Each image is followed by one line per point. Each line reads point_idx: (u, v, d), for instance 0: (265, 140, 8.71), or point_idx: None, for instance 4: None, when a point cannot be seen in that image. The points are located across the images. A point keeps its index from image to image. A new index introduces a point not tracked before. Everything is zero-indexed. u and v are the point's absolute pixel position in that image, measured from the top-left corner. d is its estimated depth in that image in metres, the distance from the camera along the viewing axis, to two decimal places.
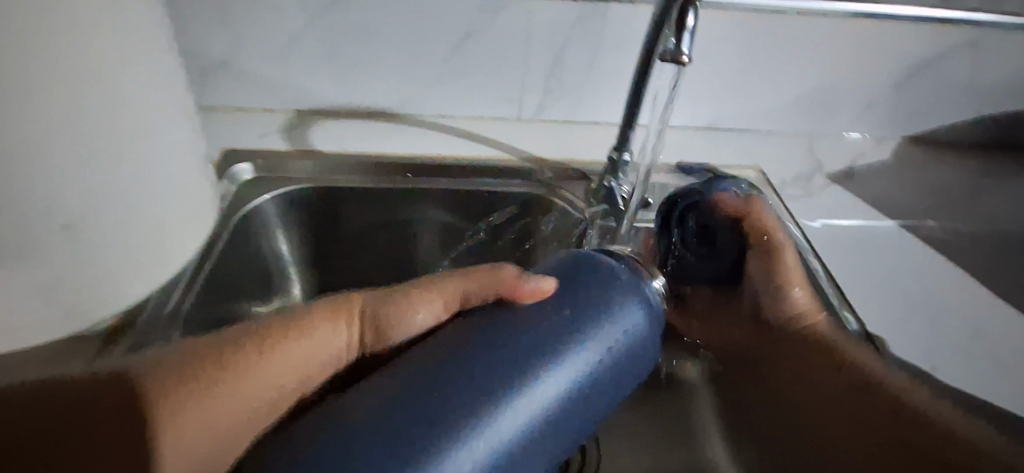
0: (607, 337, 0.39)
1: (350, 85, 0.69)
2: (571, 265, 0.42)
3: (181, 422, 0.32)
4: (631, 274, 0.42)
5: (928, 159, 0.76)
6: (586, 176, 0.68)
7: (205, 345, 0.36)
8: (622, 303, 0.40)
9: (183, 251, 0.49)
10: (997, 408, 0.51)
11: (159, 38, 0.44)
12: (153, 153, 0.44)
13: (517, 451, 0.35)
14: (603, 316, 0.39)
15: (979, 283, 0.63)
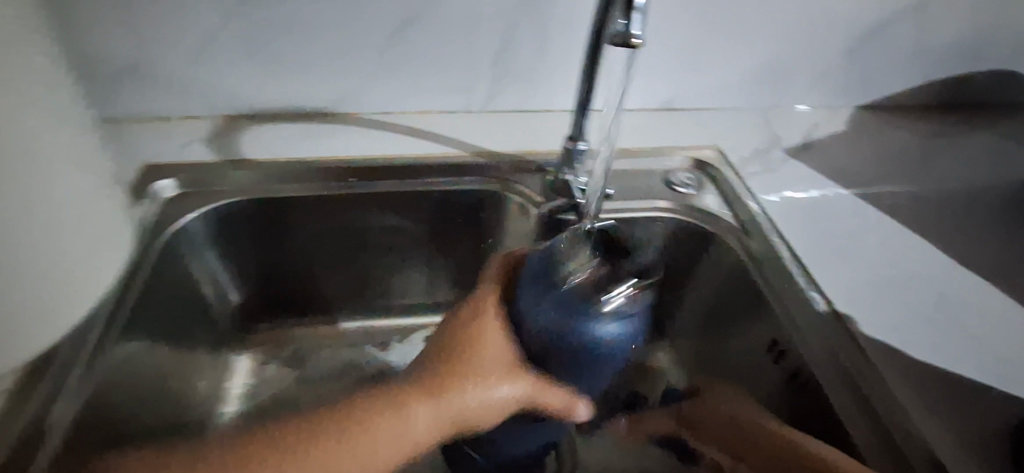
0: (581, 347, 0.41)
1: (281, 86, 0.64)
2: (538, 279, 0.43)
3: None
4: (577, 300, 0.41)
5: (882, 127, 0.76)
6: (544, 168, 0.65)
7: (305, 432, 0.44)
8: (589, 317, 0.40)
9: (82, 285, 0.44)
10: (969, 379, 0.50)
11: (22, 47, 0.38)
12: (25, 182, 0.38)
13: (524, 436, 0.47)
14: (568, 337, 0.40)
15: (941, 249, 0.63)
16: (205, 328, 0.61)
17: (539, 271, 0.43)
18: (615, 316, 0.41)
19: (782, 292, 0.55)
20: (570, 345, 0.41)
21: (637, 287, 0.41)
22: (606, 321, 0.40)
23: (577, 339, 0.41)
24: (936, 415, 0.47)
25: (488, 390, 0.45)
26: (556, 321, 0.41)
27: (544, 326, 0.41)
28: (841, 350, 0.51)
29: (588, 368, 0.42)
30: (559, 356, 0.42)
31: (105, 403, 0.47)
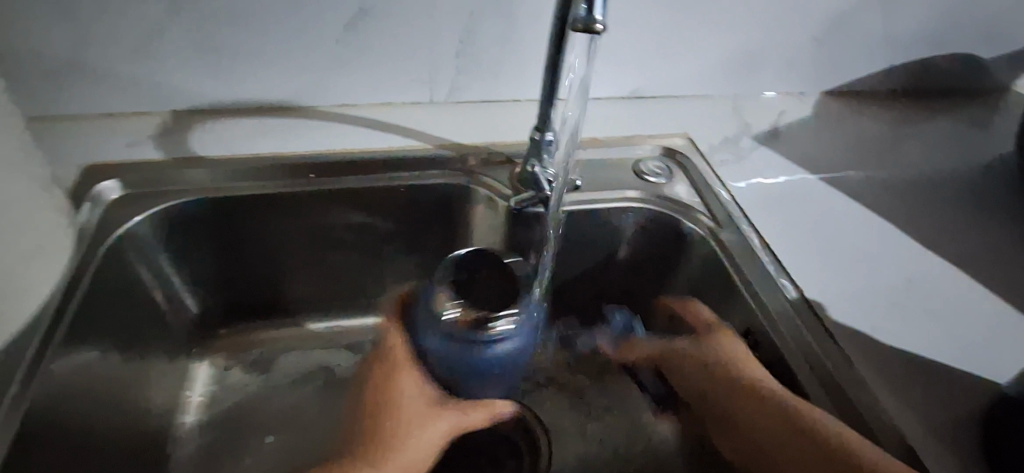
0: (471, 366, 0.48)
1: (233, 78, 0.61)
2: (426, 318, 0.48)
3: None
4: (463, 331, 0.46)
5: (847, 112, 0.76)
6: (511, 159, 0.63)
7: None
8: (475, 347, 0.47)
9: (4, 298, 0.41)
10: (934, 361, 0.51)
11: None
12: None
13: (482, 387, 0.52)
14: (460, 357, 0.47)
15: (907, 233, 0.63)
16: (161, 336, 0.58)
17: (425, 309, 0.48)
18: (501, 337, 0.47)
19: (753, 281, 0.55)
20: (462, 368, 0.48)
21: (515, 314, 0.47)
22: (491, 346, 0.47)
23: (466, 363, 0.48)
24: (904, 398, 0.48)
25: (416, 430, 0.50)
26: (446, 351, 0.47)
27: (438, 357, 0.48)
28: (811, 336, 0.51)
29: (483, 376, 0.49)
30: (455, 371, 0.49)
31: (47, 420, 0.44)
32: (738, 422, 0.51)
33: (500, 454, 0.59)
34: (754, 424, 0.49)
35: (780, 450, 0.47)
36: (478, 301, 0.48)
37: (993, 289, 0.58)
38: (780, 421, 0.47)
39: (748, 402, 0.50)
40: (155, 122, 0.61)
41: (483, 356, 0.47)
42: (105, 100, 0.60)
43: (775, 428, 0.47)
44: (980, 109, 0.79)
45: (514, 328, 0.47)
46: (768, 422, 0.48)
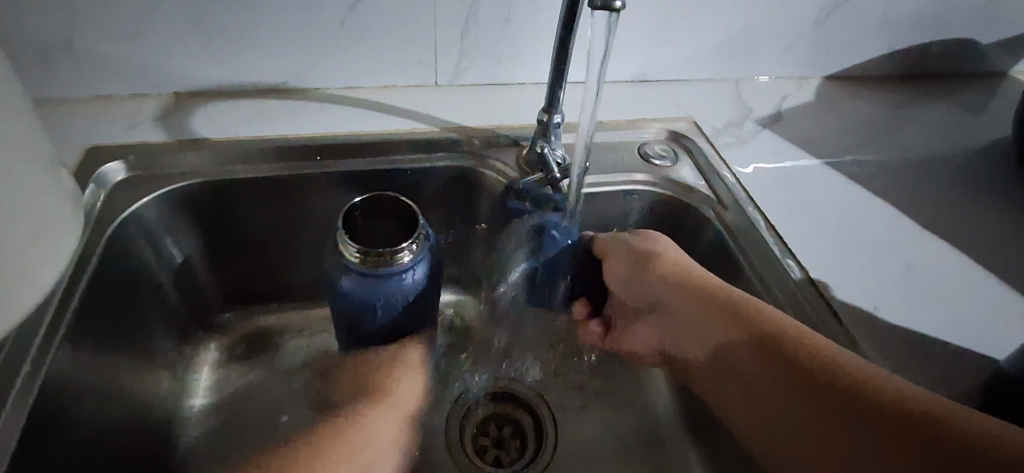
0: (381, 301, 0.48)
1: (234, 59, 0.60)
2: (336, 259, 0.47)
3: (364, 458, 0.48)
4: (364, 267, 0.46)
5: (847, 96, 0.77)
6: (518, 142, 0.63)
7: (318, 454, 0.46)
8: (378, 280, 0.46)
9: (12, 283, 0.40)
10: (933, 338, 0.52)
11: None
12: None
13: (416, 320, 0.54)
14: (370, 291, 0.47)
15: (906, 215, 0.64)
16: (168, 320, 0.58)
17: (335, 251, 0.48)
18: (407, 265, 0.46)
19: (757, 262, 0.56)
20: (372, 306, 0.48)
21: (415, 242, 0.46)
22: (397, 278, 0.47)
23: (376, 299, 0.47)
24: (904, 373, 0.49)
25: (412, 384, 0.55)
26: (355, 290, 0.47)
27: (345, 296, 0.48)
28: (817, 315, 0.52)
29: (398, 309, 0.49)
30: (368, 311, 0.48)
31: (58, 406, 0.44)
32: (746, 373, 0.48)
33: (505, 435, 0.63)
34: (765, 370, 0.47)
35: (772, 370, 0.47)
36: (374, 241, 0.49)
37: (988, 270, 0.60)
38: (800, 366, 0.45)
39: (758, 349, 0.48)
40: (156, 104, 0.61)
41: (390, 291, 0.47)
42: (104, 81, 0.59)
43: (794, 374, 0.45)
44: (977, 92, 0.80)
45: (416, 256, 0.47)
46: (783, 364, 0.46)
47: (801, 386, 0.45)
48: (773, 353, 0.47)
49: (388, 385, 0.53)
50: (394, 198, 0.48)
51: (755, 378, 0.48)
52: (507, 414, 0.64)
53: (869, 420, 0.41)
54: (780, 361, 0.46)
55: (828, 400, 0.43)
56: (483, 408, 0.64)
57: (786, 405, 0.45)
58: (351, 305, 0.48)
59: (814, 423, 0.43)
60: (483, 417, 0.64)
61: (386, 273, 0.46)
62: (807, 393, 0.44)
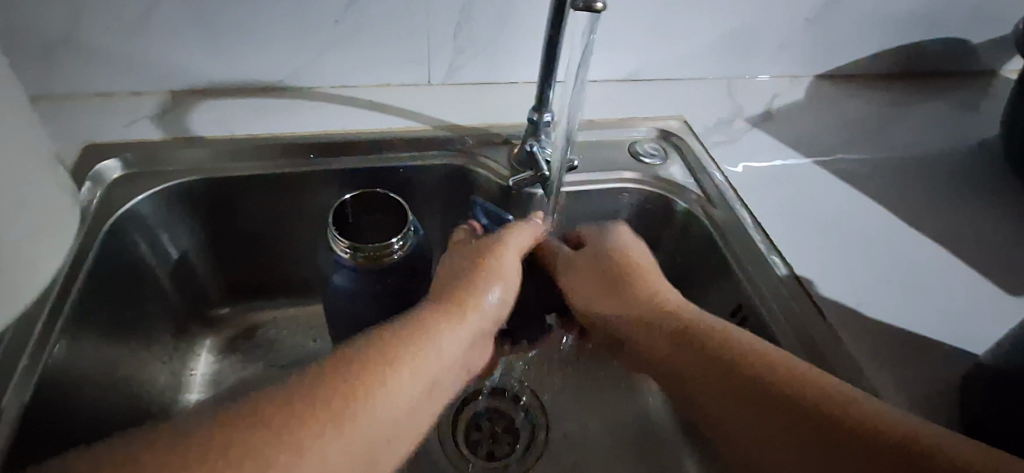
0: (371, 297, 0.49)
1: (230, 59, 0.61)
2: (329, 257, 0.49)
3: (363, 418, 0.36)
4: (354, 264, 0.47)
5: (838, 95, 0.77)
6: (510, 140, 0.64)
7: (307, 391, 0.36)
8: (368, 277, 0.47)
9: (15, 276, 0.42)
10: (917, 335, 0.53)
11: None
12: None
13: None
14: (362, 287, 0.48)
15: (894, 214, 0.65)
16: (165, 314, 0.58)
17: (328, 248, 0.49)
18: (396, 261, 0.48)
19: (744, 259, 0.56)
20: (363, 302, 0.49)
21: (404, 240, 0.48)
22: (386, 274, 0.48)
23: (367, 295, 0.49)
24: (887, 368, 0.50)
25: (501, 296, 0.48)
26: (346, 285, 0.48)
27: (338, 291, 0.49)
28: (803, 311, 0.53)
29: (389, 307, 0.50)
30: (360, 309, 0.50)
31: (54, 398, 0.45)
32: (709, 400, 0.46)
33: (496, 430, 0.65)
34: (725, 397, 0.44)
35: (727, 399, 0.44)
36: (369, 237, 0.51)
37: (974, 267, 0.60)
38: (775, 400, 0.42)
39: (718, 376, 0.45)
40: (153, 102, 0.62)
41: (380, 288, 0.48)
42: (102, 78, 0.60)
43: (754, 401, 0.43)
44: (968, 92, 0.81)
45: (405, 253, 0.48)
46: (748, 393, 0.43)
47: (773, 415, 0.42)
48: (732, 379, 0.44)
49: (469, 305, 0.45)
50: (383, 194, 0.49)
51: (724, 409, 0.45)
52: (497, 409, 0.66)
53: (845, 454, 0.38)
54: (747, 391, 0.43)
55: (790, 431, 0.40)
56: (476, 404, 0.66)
57: (760, 438, 0.42)
58: (344, 300, 0.50)
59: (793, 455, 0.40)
60: (475, 413, 0.65)
61: (376, 270, 0.47)
62: (770, 420, 0.42)
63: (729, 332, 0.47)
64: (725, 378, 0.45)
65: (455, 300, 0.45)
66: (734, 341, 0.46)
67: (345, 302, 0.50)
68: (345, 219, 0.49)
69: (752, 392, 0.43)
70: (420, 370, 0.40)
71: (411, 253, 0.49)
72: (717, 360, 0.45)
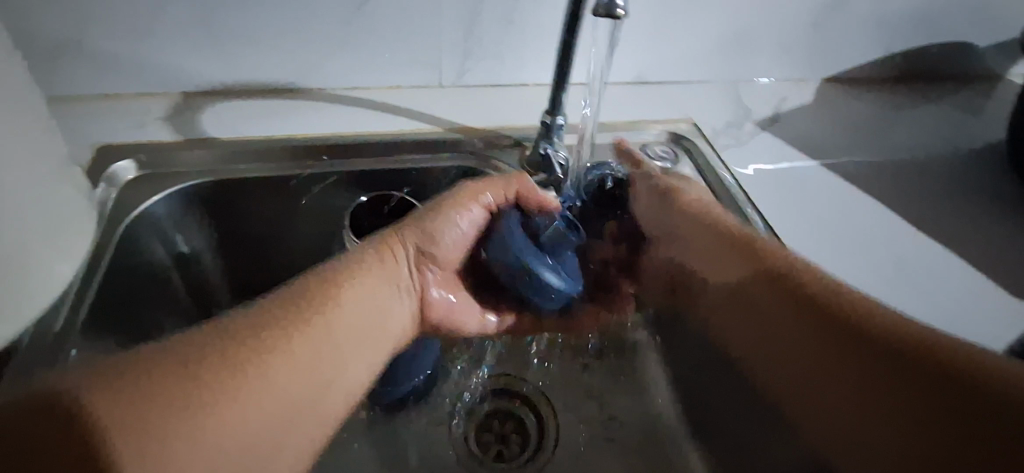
0: None
1: (240, 61, 0.61)
2: None
3: (272, 372, 0.37)
4: None
5: (845, 98, 0.78)
6: (520, 143, 0.64)
7: (211, 340, 0.37)
8: None
9: (34, 275, 0.42)
10: None
11: None
12: None
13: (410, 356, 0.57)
14: None
15: (903, 217, 0.65)
16: (177, 315, 0.58)
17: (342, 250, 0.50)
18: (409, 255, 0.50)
19: None
20: None
21: None
22: None
23: None
24: None
25: (462, 233, 0.51)
26: None
27: None
28: None
29: None
30: None
31: None
32: (772, 329, 0.46)
33: (507, 431, 0.65)
34: (795, 328, 0.45)
35: (793, 333, 0.45)
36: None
37: (982, 270, 0.61)
38: (853, 332, 0.42)
39: (800, 304, 0.45)
40: (165, 103, 0.62)
41: None
42: (114, 80, 0.60)
43: (826, 333, 0.43)
44: (973, 96, 0.81)
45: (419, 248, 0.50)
46: (828, 322, 0.43)
47: (844, 343, 0.42)
48: (805, 307, 0.44)
49: (391, 255, 0.47)
50: (400, 201, 0.53)
51: (794, 333, 0.45)
52: (507, 409, 0.66)
53: (903, 386, 0.39)
54: (825, 319, 0.43)
55: (858, 364, 0.41)
56: (487, 404, 0.66)
57: (819, 363, 0.43)
58: None
59: (858, 380, 0.41)
60: (484, 415, 0.66)
61: None
62: (836, 356, 0.42)
63: (810, 272, 0.46)
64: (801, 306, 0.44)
65: (381, 254, 0.47)
66: (810, 275, 0.45)
67: None
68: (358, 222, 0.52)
69: (834, 319, 0.43)
70: (355, 308, 0.43)
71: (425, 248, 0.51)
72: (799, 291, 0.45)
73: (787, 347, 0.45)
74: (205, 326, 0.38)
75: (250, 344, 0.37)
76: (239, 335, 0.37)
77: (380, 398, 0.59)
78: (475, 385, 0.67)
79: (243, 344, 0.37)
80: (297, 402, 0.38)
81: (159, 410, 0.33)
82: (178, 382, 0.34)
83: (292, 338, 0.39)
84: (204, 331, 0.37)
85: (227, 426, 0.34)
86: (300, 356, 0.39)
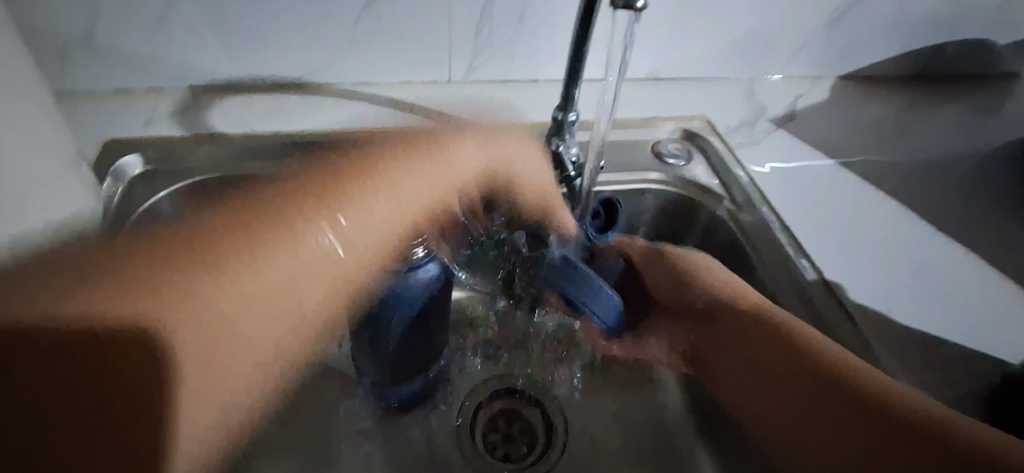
0: (393, 300, 0.48)
1: (249, 56, 0.60)
2: None
3: (221, 297, 0.38)
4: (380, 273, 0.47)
5: (861, 96, 0.76)
6: (531, 140, 0.63)
7: (181, 237, 0.38)
8: (394, 276, 0.47)
9: None
10: (946, 341, 0.52)
11: None
12: None
13: (418, 353, 0.55)
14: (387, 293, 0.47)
15: (920, 216, 0.64)
16: None
17: None
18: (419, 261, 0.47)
19: (770, 264, 0.55)
20: (386, 304, 0.48)
21: None
22: (414, 274, 0.47)
23: (392, 297, 0.48)
24: (915, 373, 0.50)
25: (466, 168, 0.53)
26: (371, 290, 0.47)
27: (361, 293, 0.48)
28: (830, 315, 0.52)
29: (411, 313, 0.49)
30: (381, 316, 0.49)
31: None
32: (774, 387, 0.49)
33: (514, 431, 0.65)
34: (794, 386, 0.48)
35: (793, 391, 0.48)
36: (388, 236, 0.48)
37: (1003, 272, 0.59)
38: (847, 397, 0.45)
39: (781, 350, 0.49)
40: (171, 99, 0.61)
41: (404, 287, 0.47)
42: (121, 74, 0.59)
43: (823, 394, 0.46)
44: (992, 95, 0.79)
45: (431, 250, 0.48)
46: (808, 367, 0.47)
47: (823, 384, 0.46)
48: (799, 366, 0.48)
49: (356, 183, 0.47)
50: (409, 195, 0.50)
51: (790, 391, 0.48)
52: (513, 409, 0.66)
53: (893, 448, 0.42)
54: (807, 365, 0.47)
55: (852, 427, 0.45)
56: (494, 404, 0.66)
57: (815, 425, 0.47)
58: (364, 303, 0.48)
59: (830, 414, 0.46)
60: (491, 415, 0.65)
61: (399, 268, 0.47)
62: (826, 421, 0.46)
63: (786, 317, 0.50)
64: (780, 348, 0.49)
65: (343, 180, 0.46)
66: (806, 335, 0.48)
67: (373, 307, 0.48)
68: None
69: (829, 383, 0.46)
70: (323, 242, 0.44)
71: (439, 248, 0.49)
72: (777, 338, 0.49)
73: (783, 406, 0.49)
74: (185, 223, 0.40)
75: (195, 257, 0.38)
76: (190, 256, 0.38)
77: (385, 398, 0.60)
78: (481, 384, 0.67)
79: (186, 258, 0.38)
80: (260, 337, 0.41)
81: (129, 293, 0.35)
82: (134, 302, 0.35)
83: (241, 257, 0.40)
84: (174, 229, 0.39)
85: (189, 340, 0.36)
86: (272, 274, 0.41)
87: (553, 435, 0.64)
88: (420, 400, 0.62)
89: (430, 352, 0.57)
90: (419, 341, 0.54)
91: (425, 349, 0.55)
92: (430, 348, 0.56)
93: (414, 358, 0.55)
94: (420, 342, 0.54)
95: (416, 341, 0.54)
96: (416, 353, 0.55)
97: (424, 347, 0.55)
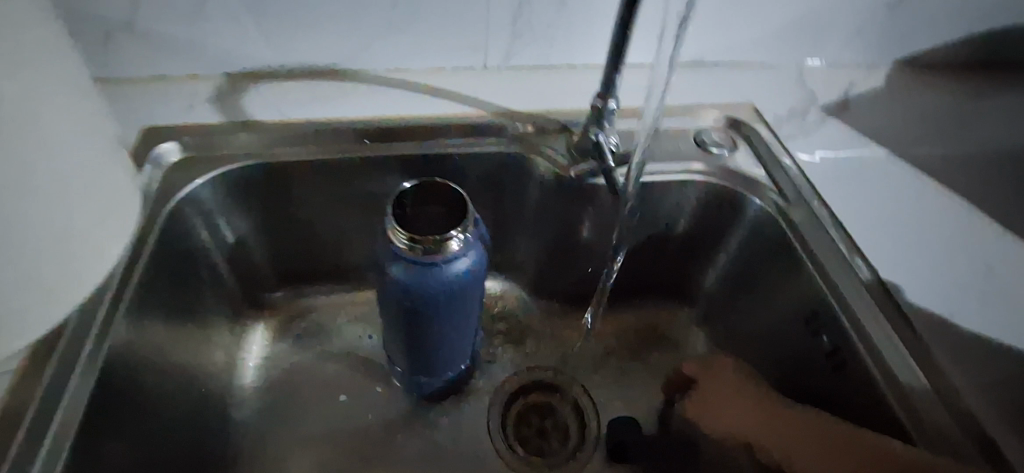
0: (427, 292, 0.47)
1: (285, 43, 0.60)
2: (386, 249, 0.48)
3: None
4: (415, 268, 0.46)
5: (921, 82, 0.71)
6: (567, 128, 0.61)
7: None
8: (429, 268, 0.46)
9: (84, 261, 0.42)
10: (1013, 350, 0.49)
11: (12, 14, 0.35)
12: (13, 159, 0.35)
13: (455, 341, 0.55)
14: (423, 286, 0.47)
15: (985, 213, 0.60)
16: (221, 300, 0.60)
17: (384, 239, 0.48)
18: (455, 254, 0.46)
19: (822, 261, 0.53)
20: (421, 295, 0.48)
21: (464, 231, 0.46)
22: (450, 265, 0.47)
23: (427, 288, 0.47)
24: (979, 383, 0.47)
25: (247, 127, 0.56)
26: (406, 280, 0.47)
27: (397, 285, 0.48)
28: (887, 318, 0.49)
29: (447, 304, 0.49)
30: (416, 306, 0.49)
31: (121, 378, 0.46)
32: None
33: (547, 424, 0.64)
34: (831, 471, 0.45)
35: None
36: (426, 228, 0.48)
37: None
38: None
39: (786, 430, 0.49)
40: (209, 85, 0.61)
41: (440, 279, 0.47)
42: (159, 61, 0.60)
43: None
44: None
45: (467, 242, 0.46)
46: (818, 443, 0.47)
47: (831, 451, 0.46)
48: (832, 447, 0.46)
49: None
50: (444, 185, 0.47)
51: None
52: (546, 402, 0.65)
53: None
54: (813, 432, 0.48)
55: None
56: (527, 397, 0.65)
57: None
58: (400, 294, 0.48)
59: None
60: (524, 406, 0.65)
61: (434, 260, 0.46)
62: None
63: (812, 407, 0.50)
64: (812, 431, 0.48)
65: None
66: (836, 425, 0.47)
67: (408, 297, 0.48)
68: (401, 208, 0.47)
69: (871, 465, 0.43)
70: None
71: (475, 238, 0.48)
72: (789, 417, 0.50)
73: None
74: None
75: None
76: None
77: (419, 387, 0.61)
78: (514, 375, 0.66)
79: None
80: None
81: None
82: None
83: None
84: None
85: None
86: None
87: (588, 428, 0.63)
88: (452, 386, 0.62)
89: (466, 339, 0.56)
90: (454, 330, 0.53)
91: (462, 337, 0.55)
92: (466, 335, 0.56)
93: (449, 346, 0.55)
94: (454, 333, 0.53)
95: (452, 330, 0.53)
96: (451, 341, 0.55)
97: (461, 335, 0.55)
